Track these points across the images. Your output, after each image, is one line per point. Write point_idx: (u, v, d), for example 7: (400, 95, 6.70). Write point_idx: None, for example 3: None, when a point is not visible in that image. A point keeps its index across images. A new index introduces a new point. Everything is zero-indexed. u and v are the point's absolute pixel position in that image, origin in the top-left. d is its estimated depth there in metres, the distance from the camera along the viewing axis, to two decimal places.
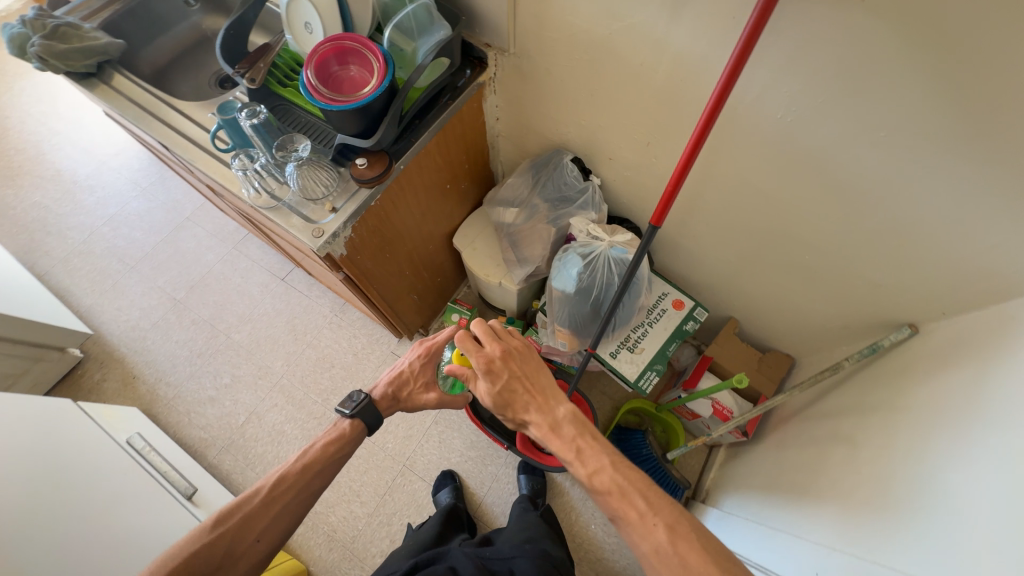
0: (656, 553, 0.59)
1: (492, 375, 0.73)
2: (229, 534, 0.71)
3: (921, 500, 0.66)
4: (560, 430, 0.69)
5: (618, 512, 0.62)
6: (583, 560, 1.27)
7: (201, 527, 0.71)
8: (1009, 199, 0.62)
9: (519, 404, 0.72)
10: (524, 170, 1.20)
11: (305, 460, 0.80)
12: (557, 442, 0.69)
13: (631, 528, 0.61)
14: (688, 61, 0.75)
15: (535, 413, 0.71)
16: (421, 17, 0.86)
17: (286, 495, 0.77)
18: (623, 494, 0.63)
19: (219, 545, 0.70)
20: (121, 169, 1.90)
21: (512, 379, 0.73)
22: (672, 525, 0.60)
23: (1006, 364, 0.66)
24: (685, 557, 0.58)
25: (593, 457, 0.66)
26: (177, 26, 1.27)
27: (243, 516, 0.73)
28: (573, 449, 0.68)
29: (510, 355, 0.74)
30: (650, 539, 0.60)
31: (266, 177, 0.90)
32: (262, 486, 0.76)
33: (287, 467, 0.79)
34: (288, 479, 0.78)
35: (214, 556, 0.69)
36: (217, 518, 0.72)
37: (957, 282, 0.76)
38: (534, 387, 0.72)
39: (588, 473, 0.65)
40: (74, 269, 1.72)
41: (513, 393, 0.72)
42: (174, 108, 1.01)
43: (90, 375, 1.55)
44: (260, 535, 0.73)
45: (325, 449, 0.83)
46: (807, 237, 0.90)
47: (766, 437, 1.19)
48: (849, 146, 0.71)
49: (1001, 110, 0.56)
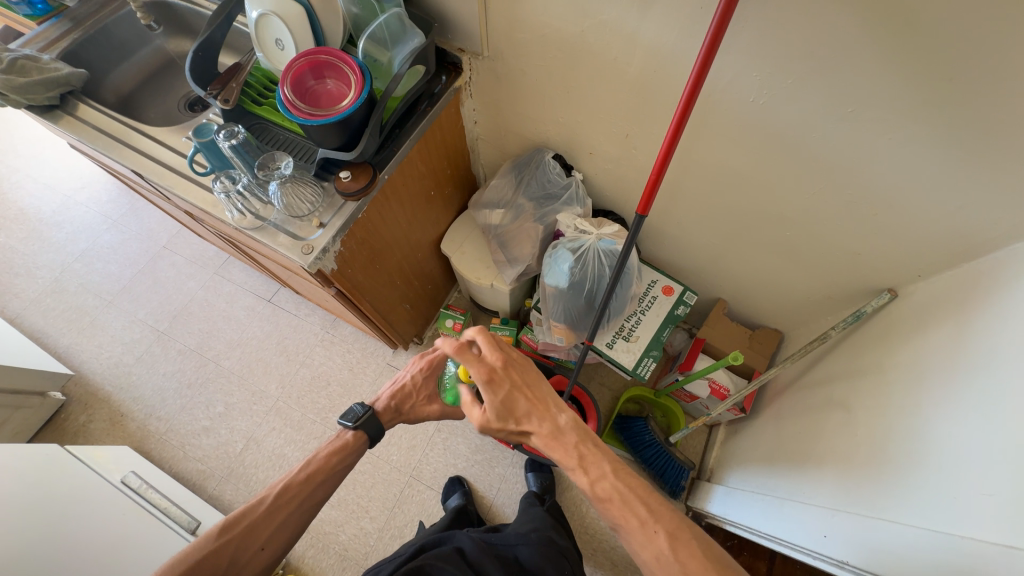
0: (657, 559, 0.60)
1: (493, 386, 0.72)
2: (232, 542, 0.70)
3: (915, 454, 0.69)
4: (561, 438, 0.69)
5: (619, 520, 0.64)
6: (597, 551, 1.28)
7: (205, 535, 0.69)
8: (972, 162, 0.66)
9: (519, 415, 0.72)
10: (506, 172, 1.21)
11: (309, 470, 0.79)
12: (558, 450, 0.69)
13: (631, 535, 0.63)
14: (661, 54, 0.78)
15: (536, 422, 0.71)
16: (393, 27, 0.86)
17: (290, 505, 0.76)
18: (624, 504, 0.64)
19: (223, 554, 0.69)
20: (90, 202, 1.84)
21: (512, 389, 0.72)
22: (673, 532, 0.62)
23: (984, 318, 0.70)
24: (686, 564, 0.59)
25: (595, 464, 0.67)
26: (139, 51, 1.24)
27: (248, 525, 0.72)
28: (575, 456, 0.68)
29: (510, 364, 0.73)
30: (650, 546, 0.61)
31: (249, 198, 0.89)
32: (267, 495, 0.75)
33: (291, 476, 0.77)
34: (293, 488, 0.77)
35: (218, 564, 0.68)
36: (221, 526, 0.70)
37: (929, 245, 0.81)
38: (533, 396, 0.72)
39: (591, 480, 0.66)
40: (48, 310, 1.66)
41: (513, 403, 0.72)
42: (146, 135, 0.99)
43: (74, 417, 1.49)
44: (264, 544, 0.72)
45: (328, 459, 0.82)
46: (787, 214, 0.93)
47: (764, 411, 1.22)
48: (819, 123, 0.74)
49: (958, 79, 0.59)
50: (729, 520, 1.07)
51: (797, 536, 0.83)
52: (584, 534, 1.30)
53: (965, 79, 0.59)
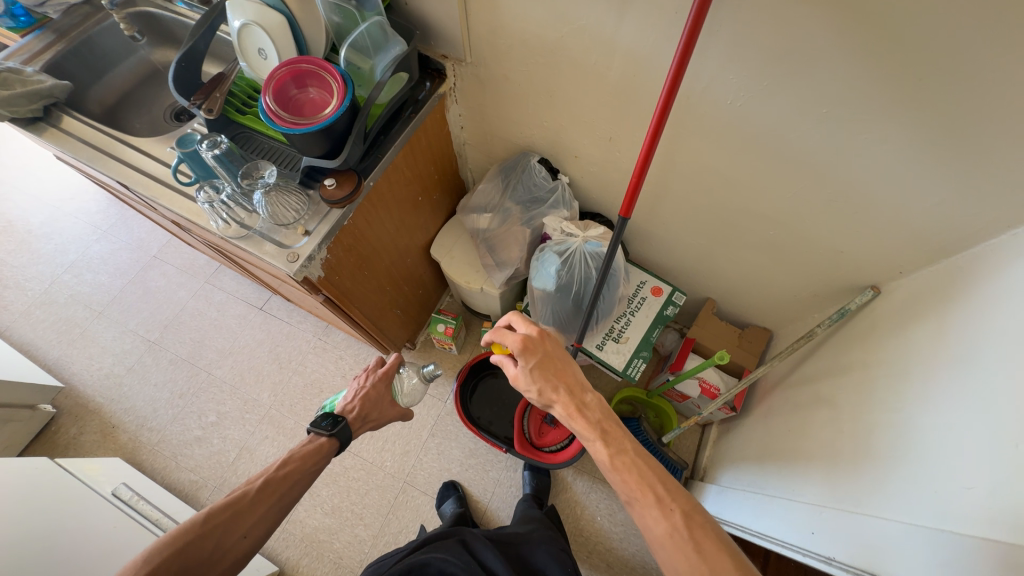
0: (669, 536, 0.60)
1: (528, 354, 0.75)
2: (217, 529, 0.69)
3: (898, 449, 0.70)
4: (585, 411, 0.71)
5: (634, 494, 0.64)
6: (592, 553, 1.28)
7: (190, 521, 0.69)
8: (949, 159, 0.67)
9: (546, 383, 0.75)
10: (493, 176, 1.22)
11: (287, 466, 0.79)
12: (581, 422, 0.71)
13: (645, 510, 0.62)
14: (640, 58, 0.79)
15: (564, 392, 0.74)
16: (375, 35, 0.86)
17: (272, 496, 0.76)
18: (640, 478, 0.64)
19: (208, 540, 0.68)
20: (79, 213, 1.84)
21: (545, 358, 0.75)
22: (687, 511, 0.61)
23: (965, 313, 0.71)
24: (700, 543, 0.58)
25: (617, 440, 0.68)
26: (123, 62, 1.24)
27: (233, 512, 0.72)
28: (597, 430, 0.69)
29: (546, 336, 0.77)
30: (664, 522, 0.60)
31: (233, 208, 0.89)
32: (250, 486, 0.75)
33: (271, 472, 0.77)
34: (274, 480, 0.77)
35: (202, 550, 0.67)
36: (207, 512, 0.70)
37: (909, 242, 0.82)
38: (562, 370, 0.75)
39: (611, 454, 0.67)
40: (38, 322, 1.65)
41: (543, 373, 0.75)
42: (131, 146, 0.99)
43: (64, 430, 1.48)
44: (247, 532, 0.72)
45: (305, 456, 0.82)
46: (770, 214, 0.94)
47: (754, 408, 1.23)
48: (798, 125, 0.75)
49: (927, 78, 0.61)
50: (721, 519, 1.07)
51: (786, 534, 0.83)
52: (580, 536, 1.30)
53: (934, 79, 0.60)
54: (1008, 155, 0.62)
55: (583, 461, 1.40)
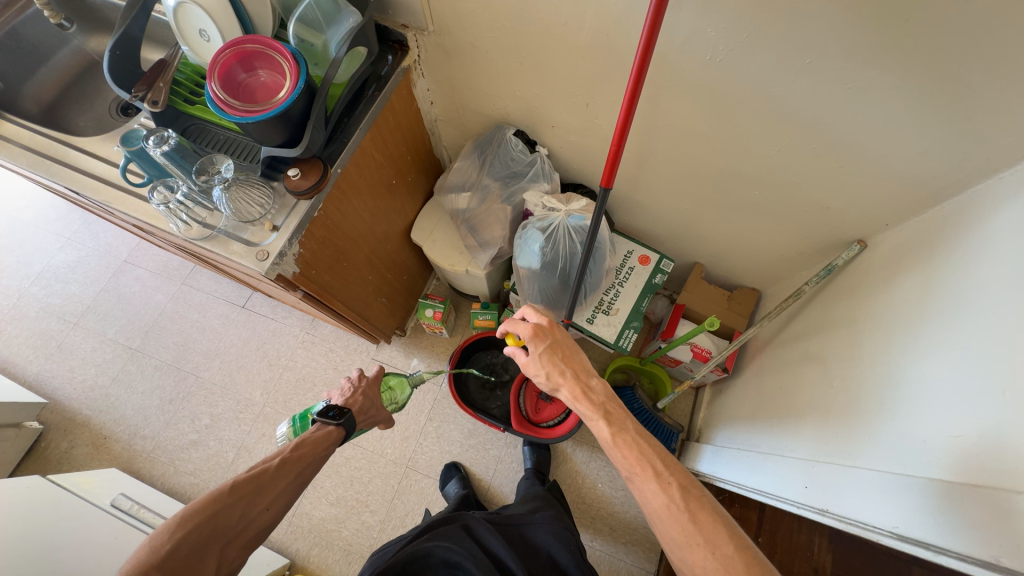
0: (666, 508, 0.60)
1: (537, 340, 0.76)
2: (242, 500, 0.68)
3: (886, 400, 0.71)
4: (591, 394, 0.72)
5: (634, 469, 0.64)
6: (595, 518, 1.32)
7: (214, 492, 0.67)
8: (935, 107, 0.65)
9: (553, 367, 0.75)
10: (469, 153, 1.17)
11: (302, 448, 0.77)
12: (585, 404, 0.71)
13: (644, 485, 0.63)
14: (612, 17, 0.73)
15: (570, 377, 0.74)
16: (324, 7, 0.80)
17: (289, 474, 0.74)
18: (640, 454, 0.65)
19: (234, 509, 0.67)
20: (37, 222, 1.74)
21: (553, 346, 0.76)
22: (684, 485, 0.61)
23: (951, 262, 0.70)
24: (696, 515, 0.59)
25: (619, 421, 0.69)
26: (57, 54, 1.15)
27: (254, 487, 0.70)
28: (600, 411, 0.70)
29: (554, 325, 0.79)
30: (662, 494, 0.61)
31: (192, 207, 0.85)
32: (269, 464, 0.72)
33: (286, 452, 0.75)
34: (290, 460, 0.75)
35: (225, 522, 0.66)
36: (231, 484, 0.68)
37: (894, 194, 0.81)
38: (570, 356, 0.76)
39: (613, 433, 0.67)
40: (11, 337, 1.59)
41: (550, 358, 0.75)
42: (75, 147, 0.92)
43: (55, 446, 1.45)
44: (269, 505, 0.70)
45: (314, 443, 0.79)
46: (754, 174, 0.92)
47: (746, 368, 1.25)
48: (780, 80, 0.72)
49: (915, 22, 0.57)
50: (718, 477, 1.10)
51: (778, 488, 0.86)
52: (582, 504, 1.33)
53: (920, 22, 0.57)
54: (998, 98, 0.60)
55: (582, 432, 1.42)
